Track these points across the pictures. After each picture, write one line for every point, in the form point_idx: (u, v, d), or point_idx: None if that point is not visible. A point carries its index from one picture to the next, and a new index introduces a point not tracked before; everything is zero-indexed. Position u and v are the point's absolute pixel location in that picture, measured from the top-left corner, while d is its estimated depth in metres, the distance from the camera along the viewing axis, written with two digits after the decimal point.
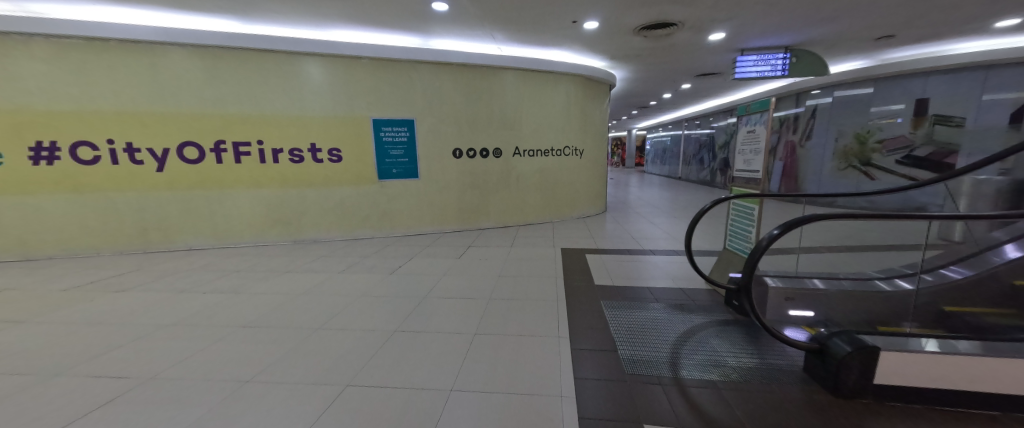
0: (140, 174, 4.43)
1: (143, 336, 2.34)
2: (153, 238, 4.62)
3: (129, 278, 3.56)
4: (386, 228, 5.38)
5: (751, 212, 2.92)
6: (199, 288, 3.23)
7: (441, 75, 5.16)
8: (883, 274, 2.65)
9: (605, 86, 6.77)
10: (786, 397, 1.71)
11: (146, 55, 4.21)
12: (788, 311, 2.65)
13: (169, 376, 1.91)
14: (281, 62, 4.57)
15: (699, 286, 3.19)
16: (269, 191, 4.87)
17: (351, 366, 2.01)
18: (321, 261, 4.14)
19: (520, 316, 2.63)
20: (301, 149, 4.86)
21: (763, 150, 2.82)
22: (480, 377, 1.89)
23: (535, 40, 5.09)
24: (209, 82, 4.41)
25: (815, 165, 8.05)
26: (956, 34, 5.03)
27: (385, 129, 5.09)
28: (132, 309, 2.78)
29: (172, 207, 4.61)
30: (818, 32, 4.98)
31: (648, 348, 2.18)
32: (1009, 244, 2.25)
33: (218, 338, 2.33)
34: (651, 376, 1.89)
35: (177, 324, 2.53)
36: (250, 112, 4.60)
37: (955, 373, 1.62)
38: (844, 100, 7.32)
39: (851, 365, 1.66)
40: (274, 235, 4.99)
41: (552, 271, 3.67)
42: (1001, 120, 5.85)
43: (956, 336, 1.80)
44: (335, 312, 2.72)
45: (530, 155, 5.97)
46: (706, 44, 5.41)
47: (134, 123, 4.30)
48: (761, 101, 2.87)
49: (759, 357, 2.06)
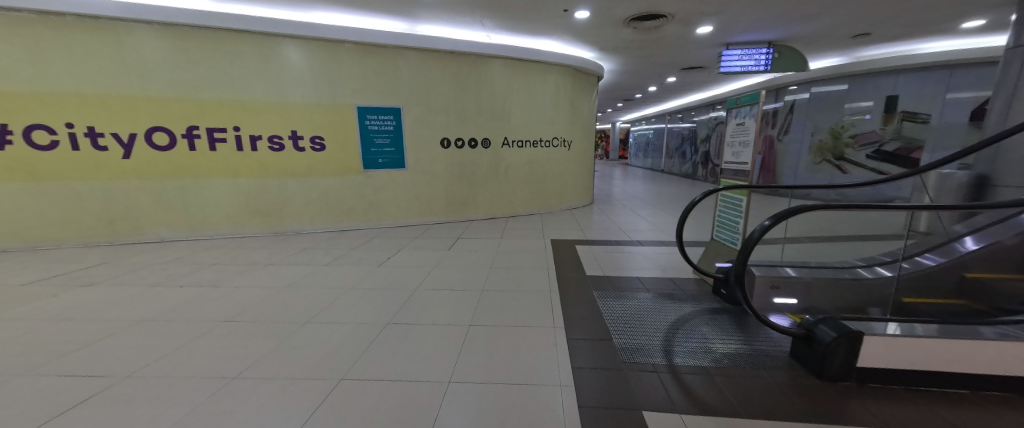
0: (104, 161, 4.12)
1: (117, 333, 2.20)
2: (121, 230, 4.34)
3: (98, 271, 3.34)
4: (373, 219, 5.25)
5: (740, 204, 2.98)
6: (176, 282, 3.07)
7: (428, 62, 5.02)
8: (864, 263, 2.77)
9: (593, 77, 6.77)
10: (775, 382, 1.77)
11: (108, 32, 3.89)
12: (773, 299, 2.74)
13: (150, 373, 1.81)
14: (257, 44, 4.33)
15: (687, 275, 3.27)
16: (248, 180, 4.65)
17: (347, 360, 1.96)
18: (305, 254, 3.99)
19: (515, 306, 2.65)
20: (280, 137, 4.64)
21: (752, 141, 2.88)
22: (478, 369, 1.88)
23: (524, 29, 5.01)
24: (180, 63, 4.14)
25: (792, 159, 8.33)
26: (927, 33, 5.27)
27: (370, 117, 4.92)
28: (102, 305, 2.60)
29: (142, 196, 4.34)
30: (800, 28, 5.10)
31: (642, 337, 2.22)
32: (969, 237, 2.46)
33: (200, 332, 2.22)
34: (646, 364, 1.92)
35: (155, 319, 2.40)
36: (225, 97, 4.35)
37: (929, 355, 1.72)
38: (820, 96, 7.58)
39: (837, 350, 1.73)
40: (253, 226, 4.78)
41: (544, 263, 3.67)
42: (962, 118, 6.24)
43: (920, 321, 1.92)
44: (323, 306, 2.64)
45: (519, 146, 5.92)
46: (693, 37, 5.46)
47: (96, 106, 3.99)
48: (751, 94, 2.90)
49: (747, 343, 2.14)
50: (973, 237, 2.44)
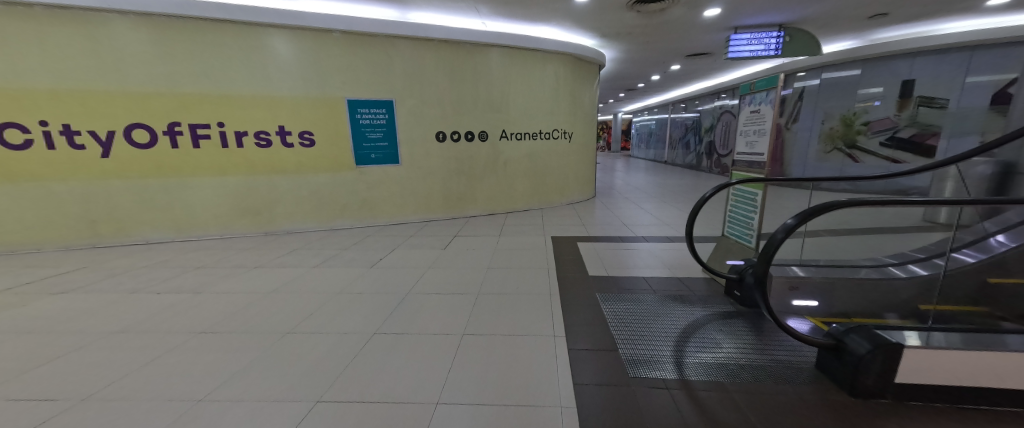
0: (82, 160, 3.93)
1: (82, 347, 2.03)
2: (105, 232, 4.17)
3: (75, 277, 3.18)
4: (367, 217, 5.07)
5: (754, 199, 2.76)
6: (155, 288, 2.91)
7: (421, 51, 4.79)
8: (897, 260, 2.59)
9: (595, 66, 6.50)
10: (800, 398, 1.59)
11: (79, 23, 3.67)
12: (792, 302, 2.54)
13: (108, 395, 1.64)
14: (240, 34, 4.10)
15: (697, 275, 3.07)
16: (236, 178, 4.47)
17: (326, 377, 1.78)
18: (295, 255, 3.82)
19: (513, 312, 2.47)
20: (267, 132, 4.44)
21: (769, 130, 2.66)
22: (472, 386, 1.71)
23: (521, 15, 4.76)
24: (159, 56, 3.93)
25: (801, 148, 8.08)
26: (950, 12, 4.96)
27: (361, 110, 4.71)
28: (71, 314, 2.43)
29: (125, 197, 4.17)
30: (813, 9, 4.81)
31: (651, 346, 2.03)
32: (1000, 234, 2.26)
33: (171, 346, 2.05)
34: (655, 380, 1.73)
35: (124, 331, 2.23)
36: (208, 91, 4.15)
37: (980, 371, 1.53)
38: (830, 82, 7.30)
39: (872, 364, 1.54)
40: (243, 225, 4.61)
41: (544, 262, 3.49)
42: (983, 102, 5.90)
43: (940, 328, 1.71)
44: (308, 313, 2.47)
45: (518, 138, 5.69)
46: (700, 21, 5.17)
47: (71, 101, 3.78)
48: (768, 78, 2.66)
49: (765, 352, 1.95)
50: (1004, 235, 2.25)
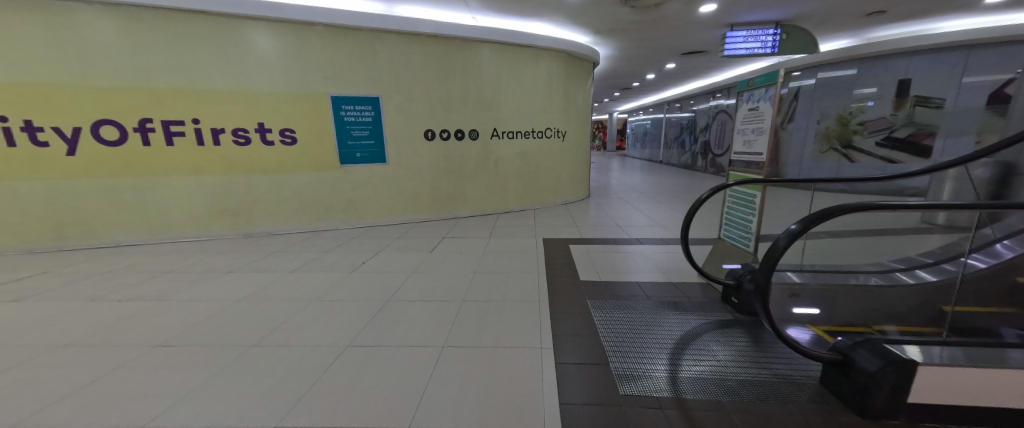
0: (46, 158, 3.71)
1: (22, 363, 1.86)
2: (72, 234, 3.96)
3: (32, 283, 2.98)
4: (352, 218, 4.89)
5: (752, 201, 2.64)
6: (117, 295, 2.72)
7: (409, 47, 4.62)
8: (904, 266, 2.54)
9: (589, 63, 6.37)
10: (805, 419, 1.45)
11: (39, 13, 3.44)
12: (793, 309, 2.43)
13: (37, 421, 1.47)
14: (216, 26, 3.90)
15: (693, 280, 2.94)
16: (213, 178, 4.27)
17: (288, 397, 1.62)
18: (272, 259, 3.63)
19: (499, 320, 2.33)
20: (246, 129, 4.24)
21: (768, 129, 2.53)
22: (447, 406, 1.56)
23: (513, 9, 4.61)
24: (128, 48, 3.72)
25: (797, 148, 8.00)
26: (947, 10, 4.89)
27: (345, 107, 4.53)
28: (18, 326, 2.25)
29: (94, 197, 3.96)
30: (810, 6, 4.71)
31: (644, 359, 1.88)
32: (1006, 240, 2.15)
33: (121, 362, 1.88)
34: (649, 398, 1.59)
35: (72, 344, 2.05)
36: (182, 86, 3.95)
37: (1000, 389, 1.41)
38: (826, 81, 7.24)
39: (883, 383, 1.41)
40: (221, 227, 4.41)
41: (534, 266, 3.35)
42: (979, 101, 5.84)
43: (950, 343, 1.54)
44: (278, 323, 2.30)
45: (509, 137, 5.54)
46: (696, 17, 5.05)
47: (32, 96, 3.56)
48: (767, 74, 2.52)
49: (764, 365, 1.82)
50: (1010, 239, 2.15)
